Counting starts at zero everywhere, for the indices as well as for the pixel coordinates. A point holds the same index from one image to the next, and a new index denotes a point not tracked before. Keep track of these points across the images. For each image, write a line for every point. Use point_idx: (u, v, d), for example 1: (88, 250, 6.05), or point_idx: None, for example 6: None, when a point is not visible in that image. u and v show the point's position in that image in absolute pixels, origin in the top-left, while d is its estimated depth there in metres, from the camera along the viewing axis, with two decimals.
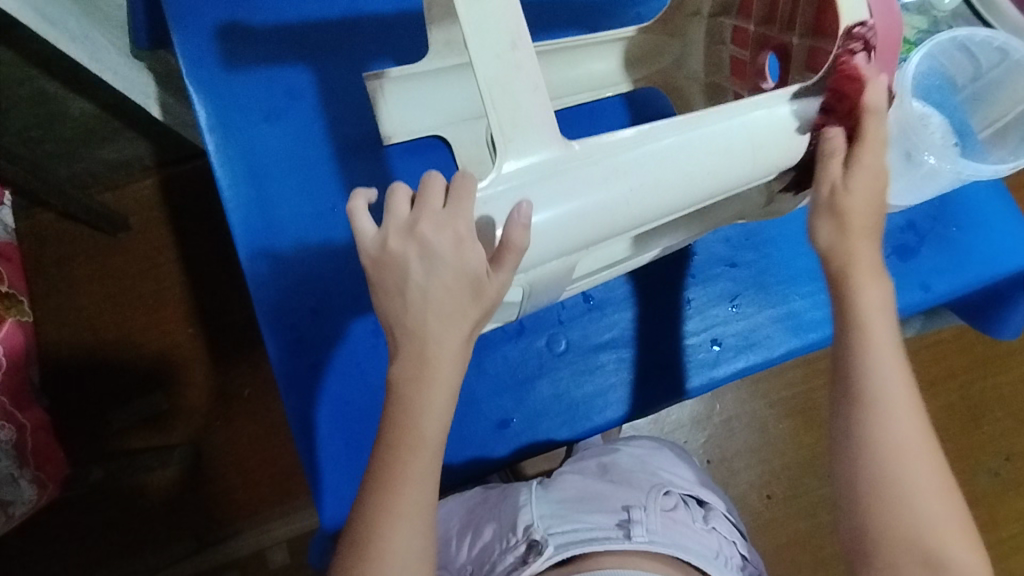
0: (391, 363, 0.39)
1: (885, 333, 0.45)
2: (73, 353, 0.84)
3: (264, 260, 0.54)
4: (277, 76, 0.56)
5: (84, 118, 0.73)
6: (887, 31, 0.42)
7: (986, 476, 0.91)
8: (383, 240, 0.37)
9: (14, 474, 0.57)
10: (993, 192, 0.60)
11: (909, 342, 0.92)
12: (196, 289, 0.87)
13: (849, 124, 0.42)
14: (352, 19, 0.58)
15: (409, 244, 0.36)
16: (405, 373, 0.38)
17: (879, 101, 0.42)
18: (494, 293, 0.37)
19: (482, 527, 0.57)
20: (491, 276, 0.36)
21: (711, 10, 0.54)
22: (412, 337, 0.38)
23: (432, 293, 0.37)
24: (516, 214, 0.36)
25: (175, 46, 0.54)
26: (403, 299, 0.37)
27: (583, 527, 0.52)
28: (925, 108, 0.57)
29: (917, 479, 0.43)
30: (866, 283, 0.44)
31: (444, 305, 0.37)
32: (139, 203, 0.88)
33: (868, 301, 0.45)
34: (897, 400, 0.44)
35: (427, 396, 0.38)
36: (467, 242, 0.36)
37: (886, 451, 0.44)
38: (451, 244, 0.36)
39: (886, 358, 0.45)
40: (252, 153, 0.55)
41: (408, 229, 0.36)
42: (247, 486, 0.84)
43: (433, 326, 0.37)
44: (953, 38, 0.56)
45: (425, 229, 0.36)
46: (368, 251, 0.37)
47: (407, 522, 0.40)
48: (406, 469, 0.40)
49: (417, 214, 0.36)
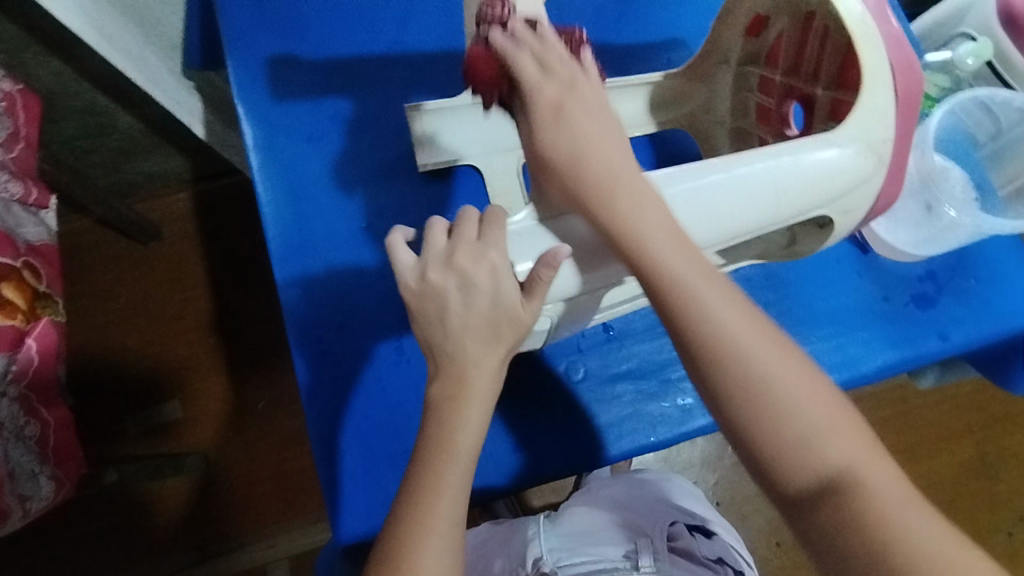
0: (431, 384, 0.39)
1: (686, 255, 0.37)
2: (98, 356, 0.86)
3: (296, 280, 0.56)
4: (323, 103, 0.59)
5: (130, 130, 0.76)
6: (909, 84, 0.44)
7: (1002, 538, 0.89)
8: (422, 271, 0.38)
9: (35, 469, 0.58)
10: (1013, 248, 0.60)
11: (924, 396, 0.92)
12: (221, 299, 0.89)
13: (845, 182, 0.44)
14: (397, 52, 0.61)
15: (447, 275, 0.38)
16: (444, 393, 0.38)
17: (524, 49, 0.40)
18: (529, 318, 0.38)
19: (493, 562, 0.57)
20: (524, 305, 0.38)
21: (739, 61, 0.56)
22: (451, 362, 0.38)
23: (469, 322, 0.38)
24: (549, 254, 0.37)
25: (229, 72, 0.57)
26: (441, 329, 0.38)
27: (590, 560, 0.53)
28: (945, 162, 0.58)
29: (790, 372, 0.35)
30: (636, 216, 0.37)
31: (481, 331, 0.38)
32: (173, 214, 0.91)
33: (653, 230, 0.37)
34: (740, 327, 0.36)
35: (462, 412, 0.38)
36: (502, 272, 0.38)
37: (763, 397, 0.35)
38: (487, 274, 0.38)
39: (707, 283, 0.36)
40: (293, 173, 0.57)
41: (446, 261, 0.38)
42: (256, 498, 0.84)
43: (470, 348, 0.38)
44: (973, 97, 0.57)
45: (462, 261, 0.38)
46: (407, 282, 0.39)
47: (439, 538, 0.37)
48: (441, 485, 0.38)
49: (454, 246, 0.38)
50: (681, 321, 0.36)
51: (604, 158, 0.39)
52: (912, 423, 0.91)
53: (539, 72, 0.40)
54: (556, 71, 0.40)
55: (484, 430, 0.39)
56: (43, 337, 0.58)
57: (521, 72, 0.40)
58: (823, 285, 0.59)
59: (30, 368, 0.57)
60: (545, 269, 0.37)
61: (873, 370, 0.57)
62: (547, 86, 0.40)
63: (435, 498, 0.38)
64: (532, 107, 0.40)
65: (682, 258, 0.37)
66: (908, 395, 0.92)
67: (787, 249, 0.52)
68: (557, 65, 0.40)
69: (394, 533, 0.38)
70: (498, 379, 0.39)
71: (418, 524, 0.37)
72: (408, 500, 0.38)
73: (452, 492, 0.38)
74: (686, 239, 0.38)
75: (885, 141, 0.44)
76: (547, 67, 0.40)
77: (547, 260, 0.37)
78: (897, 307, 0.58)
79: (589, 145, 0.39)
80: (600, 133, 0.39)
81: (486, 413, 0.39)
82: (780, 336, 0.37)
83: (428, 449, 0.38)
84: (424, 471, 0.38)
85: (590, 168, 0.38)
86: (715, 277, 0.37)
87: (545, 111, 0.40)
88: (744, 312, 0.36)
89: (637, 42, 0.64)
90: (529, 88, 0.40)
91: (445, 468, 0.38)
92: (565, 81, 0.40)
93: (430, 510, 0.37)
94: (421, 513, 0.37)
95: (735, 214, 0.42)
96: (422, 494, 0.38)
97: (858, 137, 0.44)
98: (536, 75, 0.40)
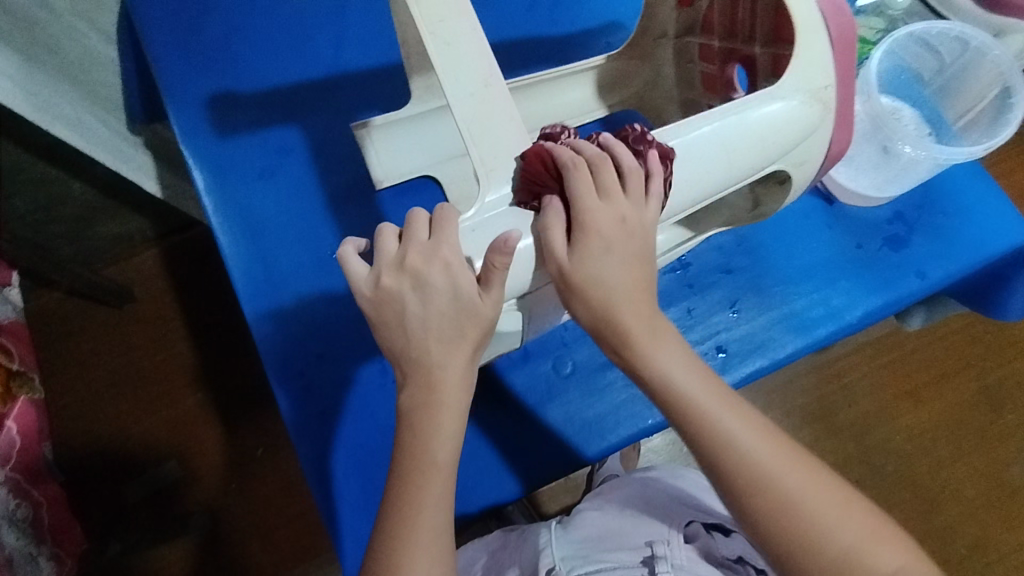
0: (401, 393, 0.38)
1: (729, 412, 0.38)
2: (86, 427, 0.84)
3: (267, 317, 0.55)
4: (269, 138, 0.58)
5: (84, 195, 0.75)
6: (842, 27, 0.44)
7: (1018, 468, 0.89)
8: (376, 278, 0.37)
9: (33, 552, 0.56)
10: (976, 176, 0.60)
11: (916, 337, 0.92)
12: (203, 352, 0.88)
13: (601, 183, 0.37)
14: (336, 76, 0.60)
15: (401, 279, 0.37)
16: (415, 402, 0.38)
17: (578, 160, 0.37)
18: (490, 310, 0.37)
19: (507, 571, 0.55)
20: (482, 297, 0.36)
21: (677, 32, 0.57)
22: (417, 364, 0.37)
23: (430, 321, 0.37)
24: (500, 241, 0.36)
25: (170, 120, 0.56)
26: (403, 334, 0.37)
27: (607, 568, 0.50)
28: (894, 102, 0.59)
29: (768, 452, 0.38)
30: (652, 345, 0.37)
31: (443, 330, 0.37)
32: (142, 273, 0.89)
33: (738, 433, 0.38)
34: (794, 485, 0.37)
35: (435, 420, 0.37)
36: (456, 267, 0.36)
37: (752, 476, 0.37)
38: (442, 271, 0.36)
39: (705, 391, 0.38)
40: (248, 211, 0.56)
41: (399, 264, 0.37)
42: (267, 547, 0.82)
43: (435, 350, 0.37)
44: (909, 34, 0.57)
45: (413, 262, 0.36)
46: (363, 291, 0.38)
47: (425, 548, 0.38)
48: (423, 496, 0.38)
49: (405, 248, 0.37)
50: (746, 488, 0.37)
51: (642, 319, 0.37)
52: (911, 367, 0.91)
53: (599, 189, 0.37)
54: (614, 190, 0.37)
55: (462, 436, 0.39)
56: (21, 417, 0.57)
57: (574, 192, 0.37)
58: (814, 233, 0.59)
59: (13, 450, 0.55)
60: (499, 257, 0.36)
61: (858, 317, 0.57)
62: (593, 208, 0.36)
63: (417, 509, 0.38)
64: (581, 230, 0.36)
65: (742, 427, 0.38)
66: (902, 338, 0.92)
67: (753, 212, 0.52)
68: (602, 180, 0.37)
69: (380, 552, 0.38)
70: (473, 365, 0.38)
71: (399, 533, 0.38)
72: (391, 521, 0.38)
73: (433, 501, 0.38)
74: (739, 407, 0.39)
75: (710, 133, 0.41)
76: (602, 181, 0.37)
77: (498, 248, 0.36)
78: (871, 253, 0.58)
79: (653, 349, 0.37)
80: (630, 256, 0.37)
81: (458, 414, 0.38)
82: (771, 434, 0.39)
83: (421, 463, 0.38)
84: (406, 485, 0.38)
85: (624, 326, 0.37)
86: (703, 378, 0.39)
87: (592, 236, 0.36)
88: (784, 456, 0.38)
89: (575, 30, 0.64)
90: (580, 219, 0.36)
91: (425, 479, 0.38)
92: (615, 203, 0.37)
93: (412, 526, 0.38)
94: (405, 527, 0.38)
95: (691, 180, 0.41)
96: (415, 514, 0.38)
97: (800, 88, 0.43)
98: (593, 196, 0.37)
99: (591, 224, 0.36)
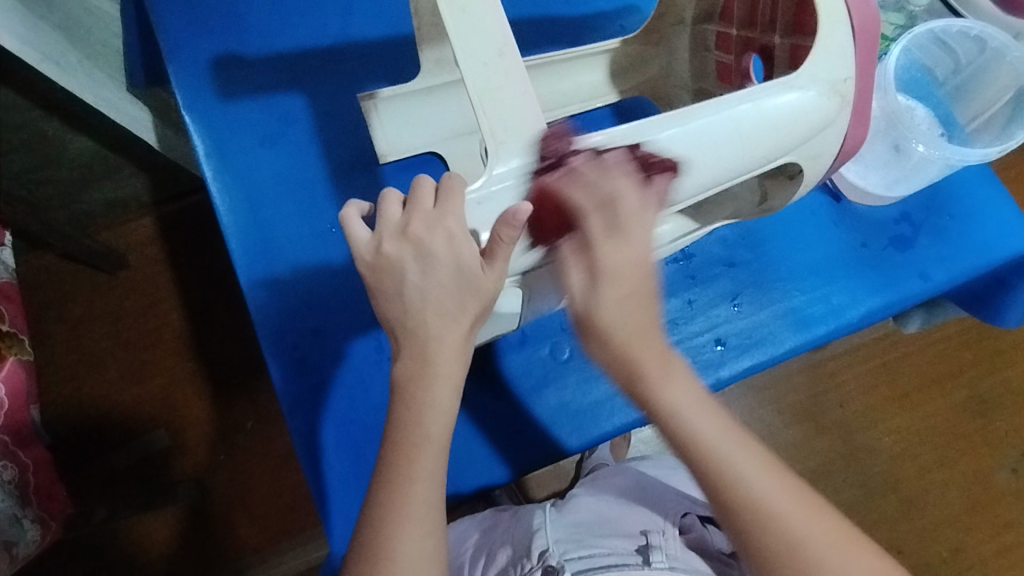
0: (396, 366, 0.38)
1: (724, 436, 0.39)
2: (74, 392, 0.83)
3: (263, 286, 0.54)
4: (271, 104, 0.57)
5: (83, 156, 0.71)
6: (865, 18, 0.43)
7: (1003, 475, 0.90)
8: (378, 244, 0.36)
9: (17, 514, 0.56)
10: (986, 179, 0.60)
11: (910, 340, 0.92)
12: (195, 322, 0.87)
13: (607, 216, 0.38)
14: (341, 45, 0.59)
15: (403, 246, 0.36)
16: (410, 377, 0.37)
17: (591, 201, 0.38)
18: (493, 285, 0.36)
19: (496, 551, 0.54)
20: (486, 271, 0.36)
21: (695, 17, 0.56)
22: (414, 338, 0.37)
23: (428, 293, 0.36)
24: (509, 213, 0.34)
25: (172, 79, 0.55)
26: (401, 304, 0.36)
27: (601, 553, 0.49)
28: (909, 101, 0.57)
29: (762, 480, 0.38)
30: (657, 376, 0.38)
31: (442, 303, 0.36)
32: (137, 239, 0.88)
33: (744, 466, 0.38)
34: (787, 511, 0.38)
35: (430, 395, 0.37)
36: (460, 239, 0.36)
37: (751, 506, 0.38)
38: (446, 244, 0.36)
39: (699, 414, 0.39)
40: (248, 176, 0.55)
41: (400, 232, 0.36)
42: (252, 520, 0.82)
43: (433, 324, 0.36)
44: (929, 31, 0.57)
45: (417, 230, 0.36)
46: (363, 258, 0.37)
47: (416, 523, 0.38)
48: (415, 470, 0.38)
49: (408, 215, 0.36)
50: (742, 517, 0.38)
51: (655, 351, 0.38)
52: (904, 371, 0.92)
53: (606, 228, 0.38)
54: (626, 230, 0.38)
55: (456, 413, 0.39)
56: (9, 378, 0.56)
57: (587, 236, 0.38)
58: (823, 226, 0.59)
59: None
60: (506, 230, 0.34)
61: (861, 315, 0.57)
62: (610, 252, 0.38)
63: (409, 485, 0.38)
64: (597, 271, 0.38)
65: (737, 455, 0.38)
66: (897, 341, 0.92)
67: (760, 206, 0.51)
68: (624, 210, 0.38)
69: (370, 524, 0.38)
70: (471, 341, 0.38)
71: (388, 506, 0.38)
72: (383, 493, 0.38)
73: (425, 477, 0.38)
74: (735, 431, 0.39)
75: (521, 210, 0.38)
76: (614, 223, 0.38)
77: (507, 219, 0.34)
78: (876, 252, 0.58)
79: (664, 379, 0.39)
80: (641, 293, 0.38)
81: (454, 390, 0.38)
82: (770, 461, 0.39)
83: (413, 438, 0.38)
84: (399, 458, 0.38)
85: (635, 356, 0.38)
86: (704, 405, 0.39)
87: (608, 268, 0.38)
88: (776, 479, 0.39)
89: (588, 13, 0.63)
90: (594, 258, 0.38)
91: (417, 453, 0.38)
92: (630, 243, 0.38)
93: (403, 499, 0.38)
94: (395, 500, 0.38)
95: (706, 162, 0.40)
96: (406, 488, 0.38)
97: (819, 79, 0.42)
98: (603, 232, 0.38)
99: (606, 262, 0.38)
